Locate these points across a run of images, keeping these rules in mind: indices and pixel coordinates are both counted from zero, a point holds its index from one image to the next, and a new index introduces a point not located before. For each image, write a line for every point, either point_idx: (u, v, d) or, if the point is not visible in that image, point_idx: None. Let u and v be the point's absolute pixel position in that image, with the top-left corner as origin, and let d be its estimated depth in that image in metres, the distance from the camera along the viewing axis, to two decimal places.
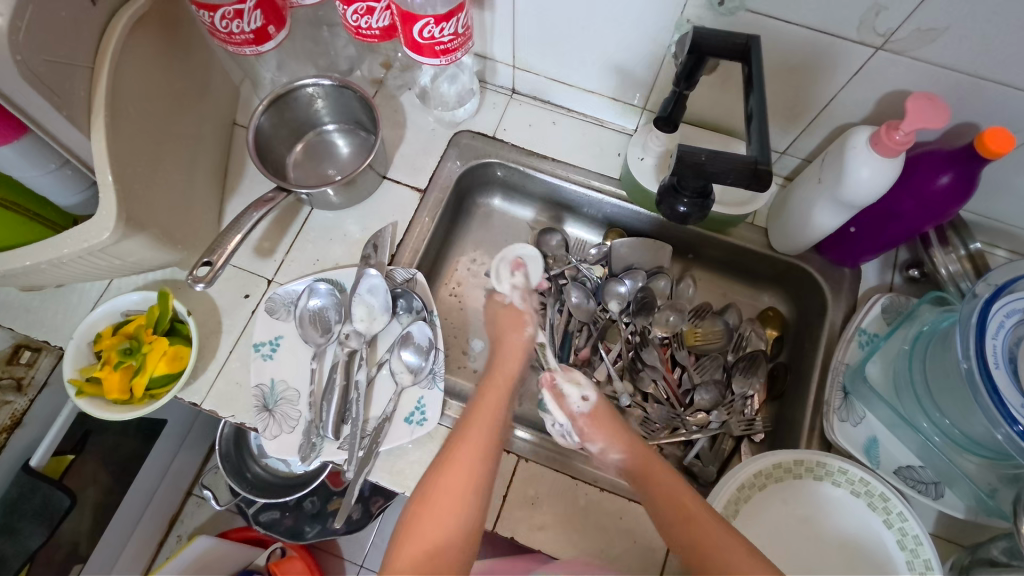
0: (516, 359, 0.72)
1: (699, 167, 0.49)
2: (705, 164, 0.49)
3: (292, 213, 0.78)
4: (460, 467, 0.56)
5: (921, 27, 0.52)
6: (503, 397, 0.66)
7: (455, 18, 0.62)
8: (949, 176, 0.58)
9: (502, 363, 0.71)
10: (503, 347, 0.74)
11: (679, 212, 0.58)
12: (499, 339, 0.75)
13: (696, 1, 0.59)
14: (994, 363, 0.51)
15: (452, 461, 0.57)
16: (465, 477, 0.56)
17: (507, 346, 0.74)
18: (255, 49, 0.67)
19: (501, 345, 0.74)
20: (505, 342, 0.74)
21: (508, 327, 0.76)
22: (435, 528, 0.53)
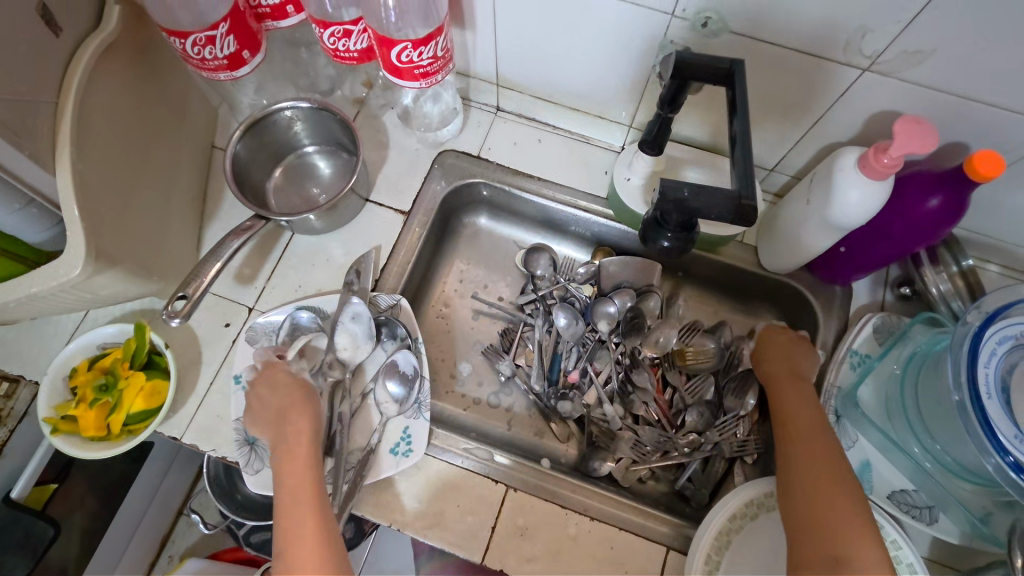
0: (303, 422, 0.59)
1: (682, 203, 0.48)
2: (688, 199, 0.48)
3: (272, 239, 0.76)
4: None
5: (907, 49, 0.52)
6: (305, 440, 0.58)
7: (434, 42, 0.61)
8: (939, 199, 0.57)
9: (291, 437, 0.58)
10: (280, 417, 0.60)
11: (662, 247, 0.57)
12: (282, 412, 0.60)
13: (679, 23, 0.58)
14: (987, 393, 0.49)
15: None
16: (313, 524, 0.53)
17: (285, 412, 0.60)
18: (230, 75, 0.65)
19: (279, 413, 0.60)
20: (288, 417, 0.59)
21: (276, 390, 0.61)
22: None
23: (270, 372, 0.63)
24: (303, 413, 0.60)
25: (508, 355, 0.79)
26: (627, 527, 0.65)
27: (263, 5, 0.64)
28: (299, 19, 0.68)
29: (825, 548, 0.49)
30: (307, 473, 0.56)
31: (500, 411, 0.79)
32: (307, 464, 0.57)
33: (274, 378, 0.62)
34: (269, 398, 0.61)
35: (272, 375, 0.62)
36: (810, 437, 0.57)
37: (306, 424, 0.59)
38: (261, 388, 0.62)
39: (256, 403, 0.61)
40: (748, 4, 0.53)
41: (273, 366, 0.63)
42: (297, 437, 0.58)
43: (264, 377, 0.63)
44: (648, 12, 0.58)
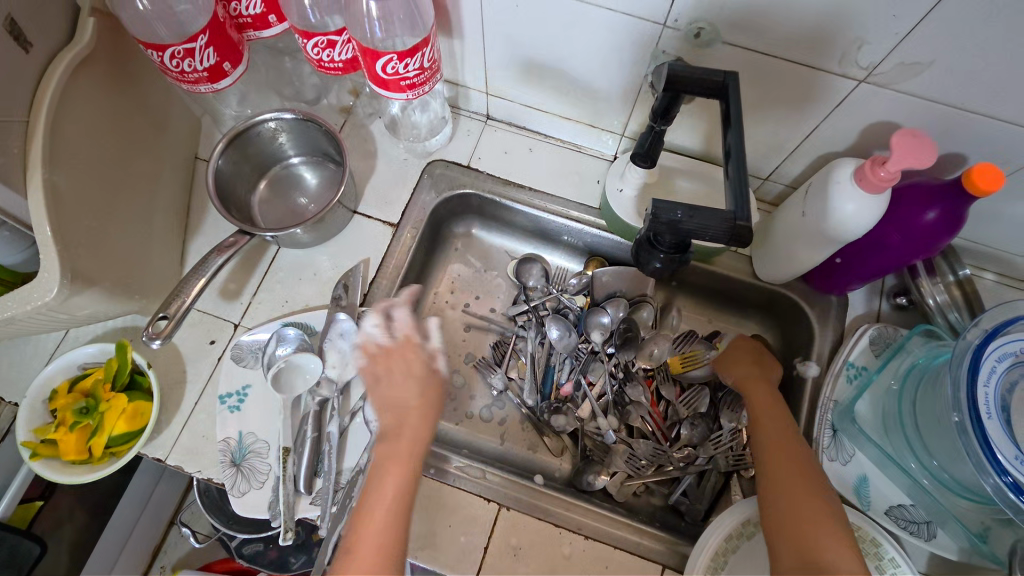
0: (417, 414, 0.59)
1: (675, 225, 0.46)
2: (682, 221, 0.46)
3: (258, 253, 0.74)
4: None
5: (904, 61, 0.50)
6: (417, 444, 0.57)
7: (421, 53, 0.59)
8: (936, 212, 0.56)
9: (406, 421, 0.58)
10: (394, 396, 0.60)
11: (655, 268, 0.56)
12: (400, 408, 0.59)
13: (672, 33, 0.57)
14: (986, 412, 0.48)
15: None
16: (378, 531, 0.51)
17: (405, 389, 0.60)
18: (211, 87, 0.63)
19: (398, 390, 0.60)
20: (406, 416, 0.59)
21: (409, 371, 0.62)
22: None
23: (394, 347, 0.63)
24: (421, 407, 0.59)
25: (500, 368, 0.78)
26: (623, 546, 0.64)
27: (244, 14, 0.62)
28: (281, 28, 0.66)
29: (802, 556, 0.49)
30: (404, 476, 0.55)
31: (493, 425, 0.78)
32: (406, 460, 0.55)
33: (410, 360, 0.62)
34: (383, 371, 0.62)
35: (400, 350, 0.63)
36: (785, 443, 0.59)
37: (421, 432, 0.58)
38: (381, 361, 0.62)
39: (387, 371, 0.62)
40: (741, 16, 0.52)
41: (413, 342, 0.64)
42: (411, 438, 0.57)
43: (383, 348, 0.63)
44: (639, 22, 0.57)
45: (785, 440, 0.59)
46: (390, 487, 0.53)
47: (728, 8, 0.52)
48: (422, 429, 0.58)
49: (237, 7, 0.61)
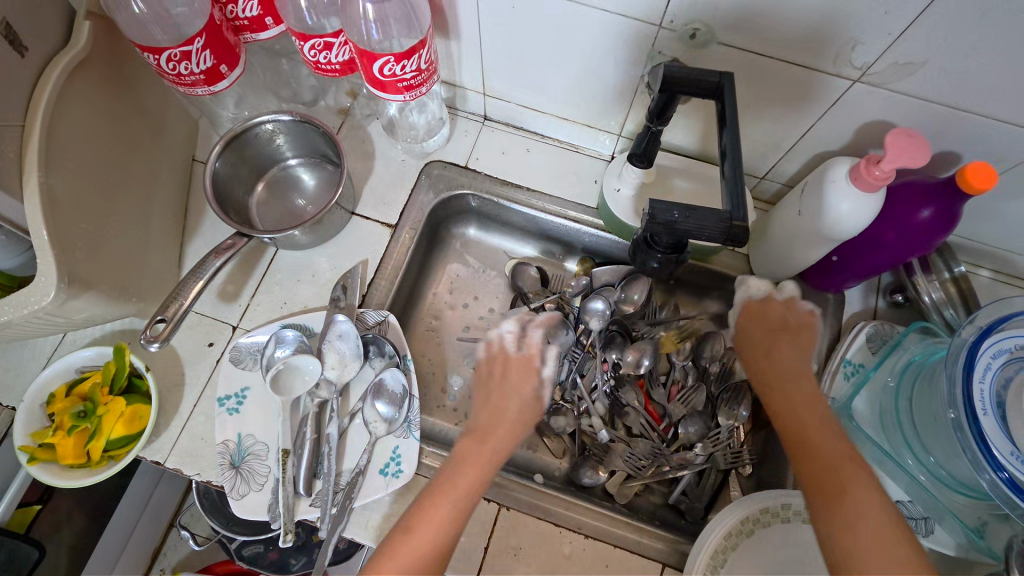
0: (510, 418, 0.62)
1: (672, 225, 0.46)
2: (678, 222, 0.46)
3: (256, 255, 0.74)
4: (409, 552, 0.51)
5: (898, 61, 0.51)
6: (507, 434, 0.60)
7: (418, 54, 0.59)
8: (931, 210, 0.56)
9: (500, 422, 0.61)
10: (494, 401, 0.63)
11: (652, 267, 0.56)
12: (497, 393, 0.64)
13: (668, 34, 0.57)
14: (982, 408, 0.49)
15: (401, 548, 0.51)
16: (455, 501, 0.54)
17: (509, 396, 0.63)
18: (208, 90, 0.63)
19: (500, 396, 0.63)
20: (504, 405, 0.62)
21: (514, 383, 0.64)
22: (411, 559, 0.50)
23: (502, 360, 0.66)
24: (517, 416, 0.62)
25: None
26: (622, 544, 0.65)
27: (241, 17, 0.62)
28: (278, 30, 0.66)
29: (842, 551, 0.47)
30: (489, 458, 0.58)
31: None
32: (484, 461, 0.57)
33: (517, 374, 0.65)
34: (489, 381, 0.65)
35: (508, 367, 0.66)
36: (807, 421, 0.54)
37: (516, 428, 0.61)
38: (491, 373, 0.66)
39: (495, 381, 0.65)
40: (736, 17, 0.52)
41: (527, 359, 0.66)
42: (510, 427, 0.61)
43: (499, 362, 0.66)
44: (635, 24, 0.57)
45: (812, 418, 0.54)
46: (462, 473, 0.56)
47: (723, 9, 0.52)
48: (508, 434, 0.60)
49: (233, 10, 0.61)
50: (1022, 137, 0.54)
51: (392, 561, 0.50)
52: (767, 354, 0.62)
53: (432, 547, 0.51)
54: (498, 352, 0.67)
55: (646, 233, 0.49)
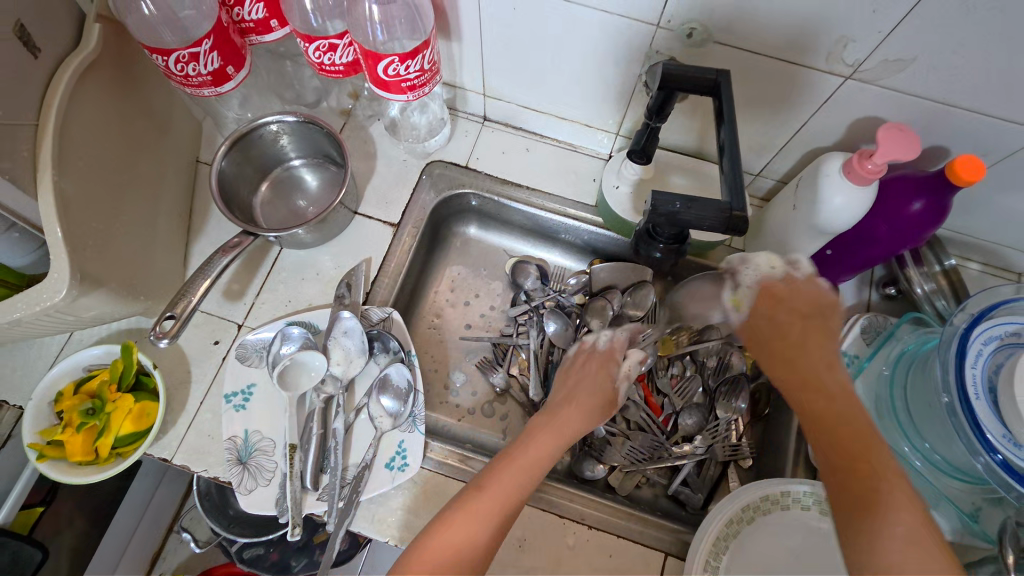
0: (577, 413, 0.66)
1: (672, 216, 0.48)
2: (679, 212, 0.48)
3: (261, 254, 0.75)
4: (462, 530, 0.52)
5: (888, 58, 0.53)
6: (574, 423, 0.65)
7: (422, 55, 0.60)
8: (922, 203, 0.58)
9: (568, 416, 0.65)
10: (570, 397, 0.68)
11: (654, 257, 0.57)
12: (570, 392, 0.69)
13: (666, 33, 0.58)
14: (974, 392, 0.50)
15: (454, 524, 0.52)
16: (519, 477, 0.56)
17: (583, 395, 0.68)
18: (215, 90, 0.64)
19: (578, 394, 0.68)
20: (573, 400, 0.67)
21: (594, 382, 0.70)
22: (466, 532, 0.52)
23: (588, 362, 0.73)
24: (585, 411, 0.66)
25: (502, 367, 0.79)
26: (625, 534, 0.66)
27: (246, 19, 0.64)
28: (282, 33, 0.67)
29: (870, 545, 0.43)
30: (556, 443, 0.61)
31: (495, 420, 0.79)
32: (555, 442, 0.61)
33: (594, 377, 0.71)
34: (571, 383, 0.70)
35: (593, 371, 0.71)
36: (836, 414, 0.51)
37: (587, 416, 0.66)
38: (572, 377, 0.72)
39: (579, 381, 0.70)
40: (731, 16, 0.54)
41: (606, 361, 0.73)
42: (577, 412, 0.66)
43: (586, 367, 0.72)
44: (634, 24, 0.58)
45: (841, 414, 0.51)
46: (527, 459, 0.58)
47: (719, 8, 0.54)
48: (574, 425, 0.65)
49: (239, 12, 0.63)
50: (1008, 131, 0.56)
51: (444, 537, 0.51)
52: (782, 353, 0.59)
53: (489, 522, 0.53)
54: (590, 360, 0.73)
55: (648, 224, 0.50)
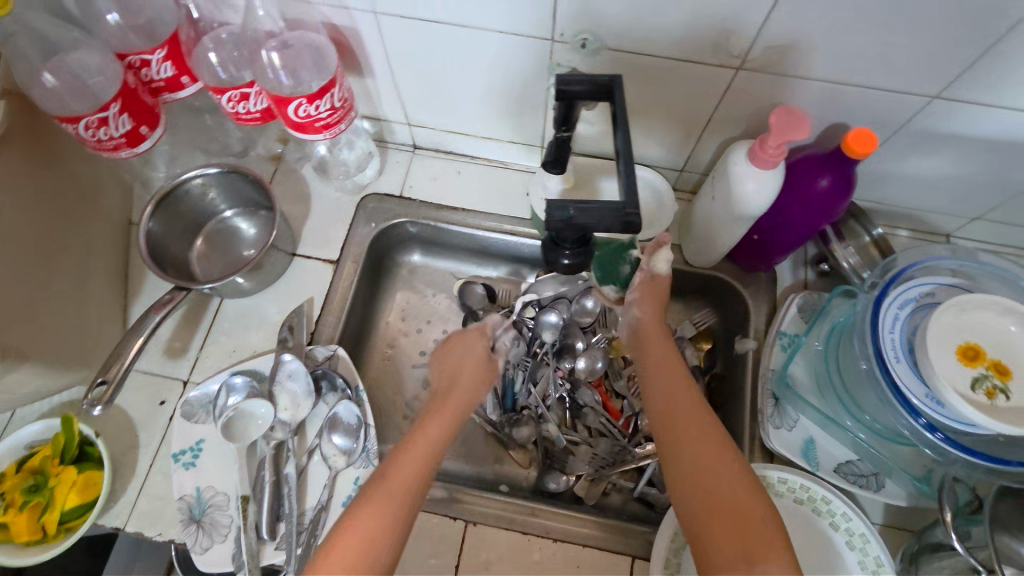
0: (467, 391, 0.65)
1: (570, 222, 0.44)
2: (575, 218, 0.44)
3: (201, 307, 0.75)
4: (388, 487, 0.52)
5: (770, 45, 0.55)
6: (472, 395, 0.65)
7: (330, 93, 0.62)
8: (828, 179, 0.60)
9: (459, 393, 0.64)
10: (455, 376, 0.67)
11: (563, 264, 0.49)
12: (460, 363, 0.68)
13: (561, 45, 0.60)
14: (895, 356, 0.52)
15: (377, 486, 0.52)
16: (432, 440, 0.57)
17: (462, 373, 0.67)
18: (132, 151, 0.65)
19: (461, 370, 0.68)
20: (465, 373, 0.67)
21: (470, 352, 0.69)
22: (395, 485, 0.52)
23: (456, 338, 0.72)
24: (472, 387, 0.65)
25: (459, 390, 0.80)
26: (590, 543, 0.65)
27: (156, 78, 0.64)
28: (195, 87, 0.68)
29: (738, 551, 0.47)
30: (458, 412, 0.62)
31: (458, 445, 0.78)
32: (452, 412, 0.62)
33: (473, 347, 0.70)
34: (451, 357, 0.70)
35: (465, 340, 0.71)
36: (690, 420, 0.56)
37: (479, 383, 0.66)
38: (451, 349, 0.71)
39: (456, 361, 0.69)
40: (618, 23, 0.56)
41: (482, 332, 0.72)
42: (470, 386, 0.66)
43: (454, 340, 0.72)
44: (528, 40, 0.60)
45: (698, 419, 0.56)
46: (424, 429, 0.58)
47: (603, 17, 0.55)
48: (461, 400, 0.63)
49: (147, 73, 0.63)
50: (895, 102, 0.58)
51: (371, 496, 0.52)
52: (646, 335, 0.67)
53: (414, 479, 0.53)
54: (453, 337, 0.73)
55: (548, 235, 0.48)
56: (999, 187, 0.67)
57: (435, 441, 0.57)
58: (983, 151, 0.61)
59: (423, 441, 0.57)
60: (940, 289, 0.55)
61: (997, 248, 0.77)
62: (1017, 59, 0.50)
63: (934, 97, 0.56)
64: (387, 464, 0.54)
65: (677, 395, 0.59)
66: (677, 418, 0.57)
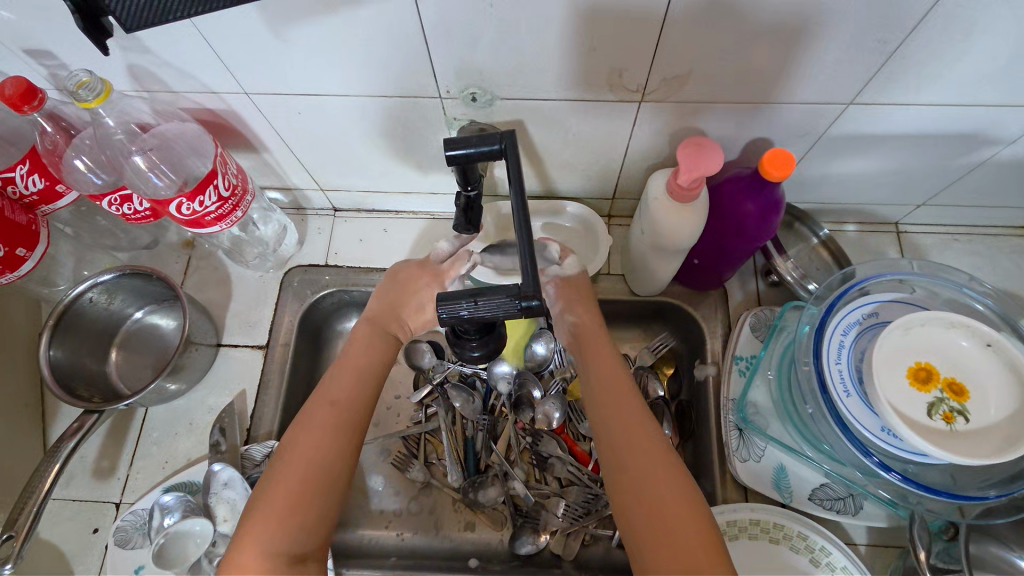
0: (386, 340, 0.60)
1: (465, 323, 0.41)
2: (468, 318, 0.41)
3: (126, 418, 0.70)
4: (319, 424, 0.53)
5: (667, 76, 0.51)
6: (402, 317, 0.63)
7: (212, 185, 0.57)
8: (754, 203, 0.57)
9: (380, 300, 0.63)
10: (391, 321, 0.62)
11: (473, 355, 0.47)
12: (395, 286, 0.64)
13: (450, 99, 0.56)
14: (843, 390, 0.48)
15: (295, 451, 0.51)
16: (359, 369, 0.57)
17: (402, 327, 0.63)
18: (13, 275, 0.60)
19: (400, 318, 0.62)
20: (403, 298, 0.63)
21: (407, 288, 0.64)
22: (325, 419, 0.53)
23: (403, 272, 0.65)
24: (411, 298, 0.63)
25: (418, 459, 0.75)
26: None
27: (27, 194, 0.59)
28: (75, 194, 0.63)
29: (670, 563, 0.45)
30: (387, 347, 0.60)
31: (425, 517, 0.74)
32: (381, 338, 0.60)
33: (419, 297, 0.63)
34: (392, 292, 0.63)
35: (412, 278, 0.64)
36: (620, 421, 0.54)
37: (423, 303, 0.63)
38: (394, 283, 0.64)
39: (401, 299, 0.63)
40: (503, 73, 0.52)
41: (436, 276, 0.64)
42: (394, 295, 0.63)
43: (404, 272, 0.65)
44: (414, 100, 0.56)
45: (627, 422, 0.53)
46: (346, 384, 0.55)
47: (486, 70, 0.52)
48: (382, 348, 0.59)
49: (14, 190, 0.58)
50: (808, 113, 0.55)
51: (291, 462, 0.51)
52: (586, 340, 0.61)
53: (347, 413, 0.54)
54: (398, 270, 0.65)
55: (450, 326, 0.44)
56: (936, 176, 0.64)
57: (352, 402, 0.54)
58: (911, 144, 0.59)
59: (343, 401, 0.54)
60: (885, 307, 0.51)
61: (946, 229, 0.75)
62: (923, 59, 0.48)
63: (849, 103, 0.53)
64: (304, 427, 0.53)
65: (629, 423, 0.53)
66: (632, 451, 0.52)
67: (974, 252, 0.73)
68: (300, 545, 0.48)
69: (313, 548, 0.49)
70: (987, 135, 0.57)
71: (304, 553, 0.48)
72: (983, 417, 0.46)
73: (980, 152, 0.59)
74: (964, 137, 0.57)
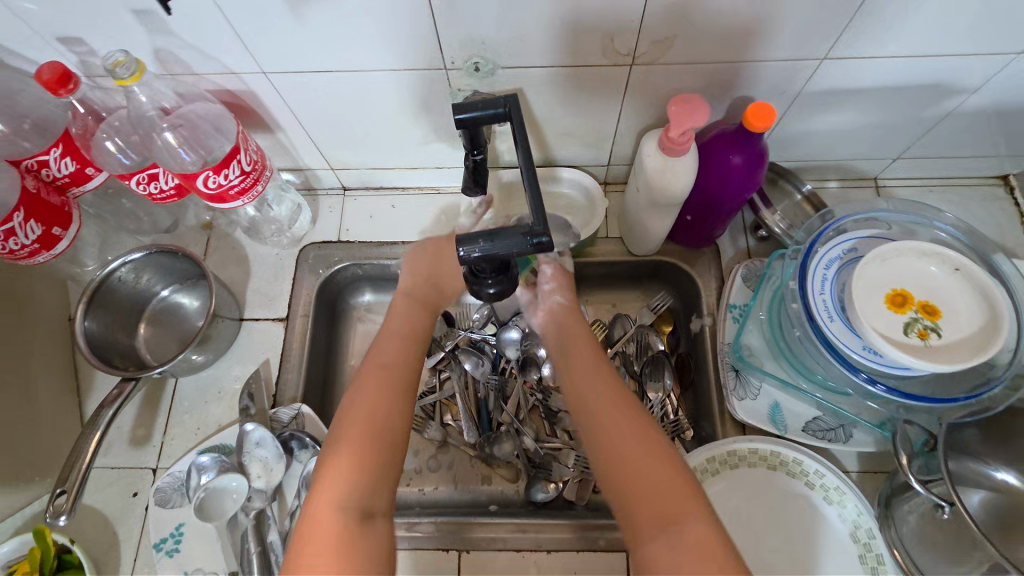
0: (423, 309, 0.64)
1: (482, 257, 0.45)
2: (486, 251, 0.45)
3: (158, 390, 0.74)
4: (374, 388, 0.54)
5: (655, 40, 0.56)
6: (432, 288, 0.65)
7: (236, 160, 0.61)
8: (739, 155, 0.61)
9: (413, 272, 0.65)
10: (429, 292, 0.65)
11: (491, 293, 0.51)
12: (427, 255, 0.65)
13: (455, 70, 0.60)
14: (828, 316, 0.53)
15: (352, 412, 0.52)
16: (402, 339, 0.59)
17: (439, 296, 0.66)
18: (49, 254, 0.64)
19: (437, 286, 0.65)
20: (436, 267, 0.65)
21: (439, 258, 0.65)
22: (377, 384, 0.54)
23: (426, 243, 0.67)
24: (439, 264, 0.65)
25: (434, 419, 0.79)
26: (583, 547, 0.68)
27: (59, 176, 0.63)
28: (104, 177, 0.67)
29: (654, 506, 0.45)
30: (423, 319, 0.63)
31: (444, 472, 0.78)
32: (419, 310, 0.63)
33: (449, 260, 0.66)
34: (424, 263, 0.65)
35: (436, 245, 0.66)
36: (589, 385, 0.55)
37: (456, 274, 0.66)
38: (422, 253, 0.67)
39: (434, 268, 0.65)
40: (504, 43, 0.56)
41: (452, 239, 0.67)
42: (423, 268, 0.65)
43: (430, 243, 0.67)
44: (421, 72, 0.60)
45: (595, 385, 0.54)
46: (392, 353, 0.58)
47: (488, 40, 0.56)
48: (425, 317, 0.63)
49: (48, 172, 0.62)
50: (787, 69, 0.59)
51: (351, 421, 0.52)
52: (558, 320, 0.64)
53: (401, 377, 0.56)
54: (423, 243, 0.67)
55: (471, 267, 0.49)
56: (908, 127, 0.69)
57: (402, 368, 0.57)
58: (882, 97, 0.64)
59: (393, 365, 0.57)
60: (862, 243, 0.56)
61: (921, 181, 0.80)
62: (887, 12, 0.52)
63: (823, 59, 0.58)
64: (358, 391, 0.54)
65: (605, 393, 0.53)
66: (608, 420, 0.51)
67: (949, 201, 0.78)
68: (369, 500, 0.48)
69: (380, 505, 0.48)
70: (951, 85, 0.62)
71: (371, 510, 0.47)
72: (954, 333, 0.50)
73: (946, 102, 0.64)
74: (931, 88, 0.62)
